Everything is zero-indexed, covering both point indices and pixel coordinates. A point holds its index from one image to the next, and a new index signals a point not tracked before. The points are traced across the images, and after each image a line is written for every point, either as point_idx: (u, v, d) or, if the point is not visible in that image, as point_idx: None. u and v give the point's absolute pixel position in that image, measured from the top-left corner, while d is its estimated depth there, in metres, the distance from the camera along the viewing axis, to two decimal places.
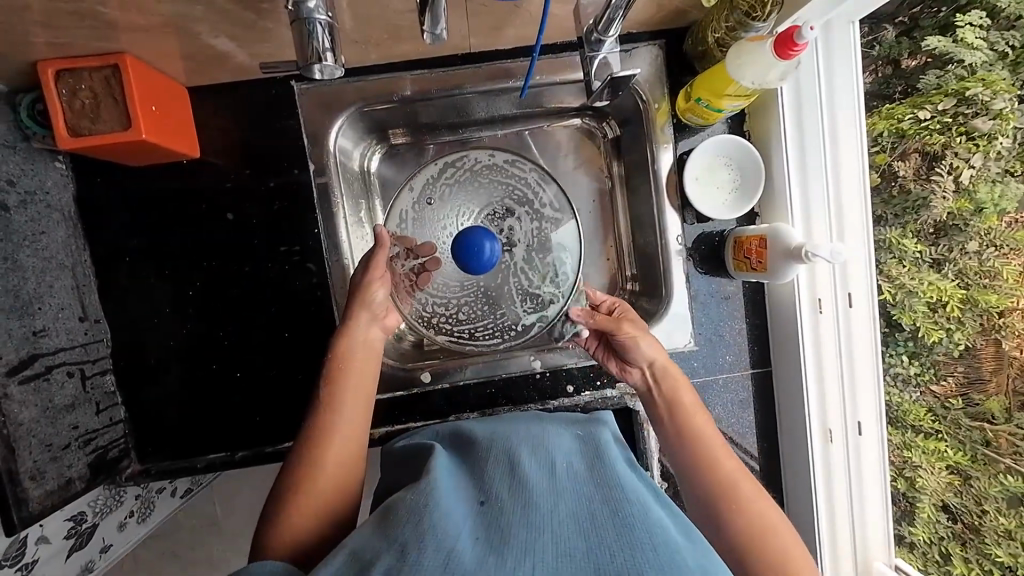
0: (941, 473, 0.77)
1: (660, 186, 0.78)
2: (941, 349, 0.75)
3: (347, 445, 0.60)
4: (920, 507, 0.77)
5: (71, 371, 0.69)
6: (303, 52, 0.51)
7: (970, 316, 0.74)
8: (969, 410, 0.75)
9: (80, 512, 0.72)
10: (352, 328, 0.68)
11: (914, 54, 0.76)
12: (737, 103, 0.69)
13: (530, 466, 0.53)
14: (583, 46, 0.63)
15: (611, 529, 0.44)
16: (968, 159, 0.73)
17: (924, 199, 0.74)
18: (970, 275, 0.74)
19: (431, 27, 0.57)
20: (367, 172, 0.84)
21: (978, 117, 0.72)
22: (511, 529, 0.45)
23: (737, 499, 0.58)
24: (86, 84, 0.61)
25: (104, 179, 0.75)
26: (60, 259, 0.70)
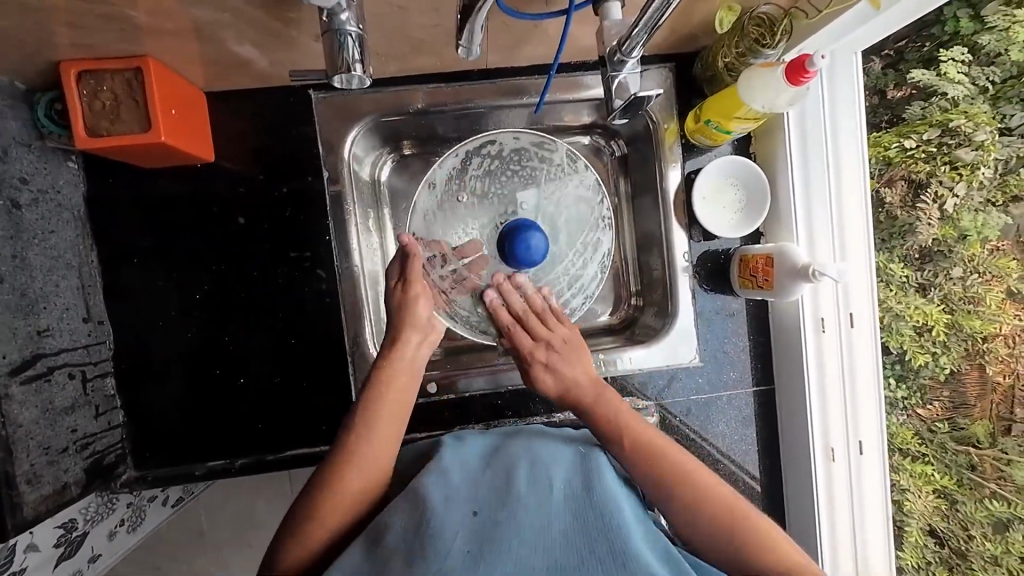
0: (928, 497, 0.80)
1: (667, 204, 0.80)
2: (926, 372, 0.79)
3: (375, 467, 0.59)
4: (909, 532, 0.81)
5: (72, 372, 0.68)
6: (332, 63, 0.51)
7: (955, 340, 0.78)
8: (955, 434, 0.79)
9: (71, 518, 0.69)
10: (402, 346, 0.68)
11: (899, 85, 0.82)
12: (746, 125, 0.71)
13: (526, 476, 0.57)
14: (605, 66, 0.60)
15: (603, 549, 0.50)
16: (952, 187, 0.77)
17: (910, 225, 0.78)
18: (954, 300, 0.78)
19: (467, 44, 0.58)
20: (378, 181, 0.84)
21: (961, 148, 0.76)
22: (503, 547, 0.49)
23: (686, 480, 0.59)
24: (107, 85, 0.62)
25: (114, 179, 0.74)
26: (66, 259, 0.69)
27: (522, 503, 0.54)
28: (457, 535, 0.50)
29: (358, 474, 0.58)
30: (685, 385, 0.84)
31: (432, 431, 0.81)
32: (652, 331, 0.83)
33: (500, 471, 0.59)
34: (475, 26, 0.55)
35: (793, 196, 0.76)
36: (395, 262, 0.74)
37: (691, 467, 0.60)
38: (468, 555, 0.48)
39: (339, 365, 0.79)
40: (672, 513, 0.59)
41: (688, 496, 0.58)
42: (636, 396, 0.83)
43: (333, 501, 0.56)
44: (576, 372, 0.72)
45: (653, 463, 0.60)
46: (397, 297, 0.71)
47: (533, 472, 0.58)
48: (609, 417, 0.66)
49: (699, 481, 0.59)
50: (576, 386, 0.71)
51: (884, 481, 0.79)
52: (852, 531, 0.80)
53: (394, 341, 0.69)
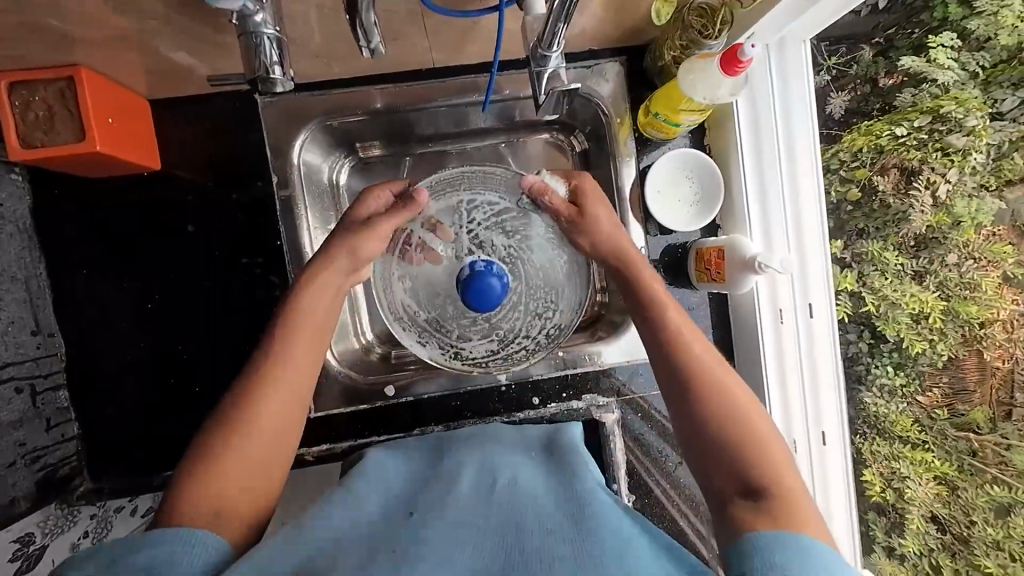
0: (927, 484, 0.74)
1: (621, 199, 0.78)
2: (925, 360, 0.73)
3: (296, 396, 0.56)
4: (909, 519, 0.75)
5: (20, 386, 0.67)
6: (250, 66, 0.50)
7: (952, 326, 0.71)
8: (954, 420, 0.72)
9: (28, 533, 0.64)
10: (327, 274, 0.63)
11: (891, 72, 0.73)
12: (693, 117, 0.71)
13: (471, 478, 0.57)
14: (529, 62, 0.59)
15: (529, 539, 0.46)
16: (944, 174, 0.71)
17: (903, 212, 0.73)
18: (950, 286, 0.71)
19: (367, 42, 0.55)
20: (337, 185, 0.84)
21: (953, 133, 0.70)
22: (434, 532, 0.47)
23: (715, 381, 0.55)
24: (40, 96, 0.60)
25: (61, 190, 0.73)
26: (12, 272, 0.68)
27: (459, 496, 0.53)
28: (383, 529, 0.49)
29: (260, 423, 0.53)
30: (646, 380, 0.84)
31: (392, 434, 0.81)
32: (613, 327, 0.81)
33: (446, 477, 0.58)
34: (367, 22, 0.53)
35: (746, 189, 0.76)
36: (371, 194, 0.67)
37: (730, 383, 0.56)
38: (389, 546, 0.45)
39: None
40: (695, 410, 0.55)
41: (721, 400, 0.54)
42: (597, 393, 0.83)
43: (237, 452, 0.51)
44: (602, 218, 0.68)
45: (683, 361, 0.57)
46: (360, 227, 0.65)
47: (478, 472, 0.58)
48: (638, 286, 0.65)
49: (731, 398, 0.54)
50: (609, 252, 0.68)
51: (846, 475, 0.79)
52: (814, 523, 0.79)
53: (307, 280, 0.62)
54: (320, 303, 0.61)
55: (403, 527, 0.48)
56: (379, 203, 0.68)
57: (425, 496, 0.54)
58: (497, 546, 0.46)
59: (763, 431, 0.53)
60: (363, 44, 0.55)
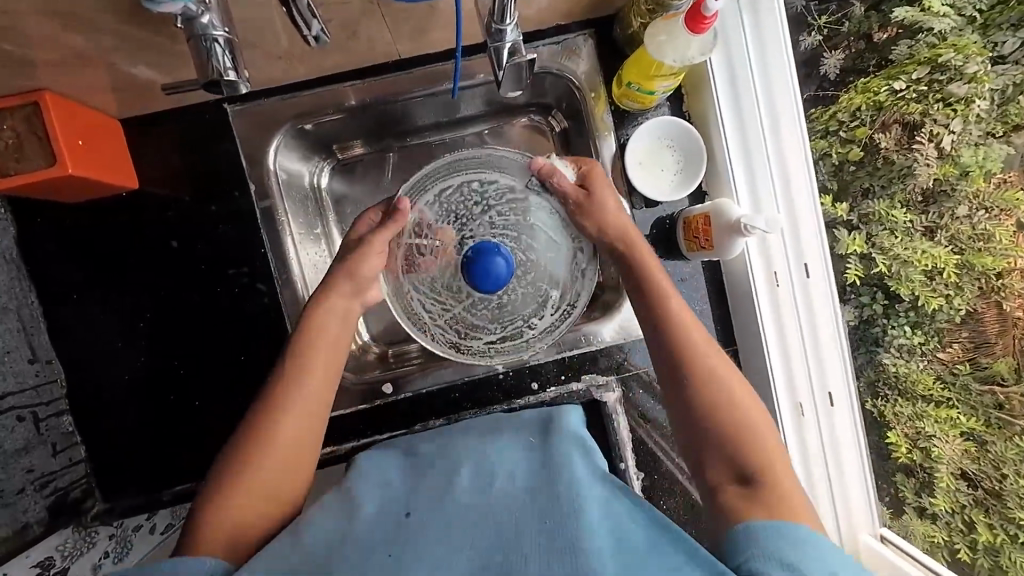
0: (955, 441, 0.70)
1: (604, 174, 0.78)
2: (942, 315, 0.69)
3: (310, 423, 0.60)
4: (938, 477, 0.72)
5: (22, 415, 0.68)
6: (202, 71, 0.49)
7: (968, 280, 0.68)
8: (978, 374, 0.68)
9: (48, 556, 0.65)
10: (331, 299, 0.67)
11: (884, 26, 0.72)
12: (668, 82, 0.68)
13: (469, 475, 0.56)
14: (486, 39, 0.57)
15: (528, 541, 0.46)
16: (947, 124, 0.68)
17: (908, 168, 0.70)
18: (962, 239, 0.68)
19: (309, 32, 0.54)
20: (318, 189, 0.83)
21: (953, 82, 0.67)
22: (432, 536, 0.47)
23: (750, 438, 0.57)
24: (9, 124, 0.61)
25: (43, 218, 0.73)
26: (4, 302, 0.69)
27: (457, 493, 0.53)
28: (381, 531, 0.48)
29: (275, 455, 0.57)
30: (646, 355, 0.82)
31: (394, 431, 0.81)
32: (607, 307, 0.81)
33: (444, 473, 0.57)
34: (302, 7, 0.52)
35: (728, 155, 0.74)
36: (371, 211, 0.72)
37: (720, 368, 0.61)
38: (388, 548, 0.46)
39: None
40: (719, 461, 0.57)
41: (744, 441, 0.57)
42: (596, 373, 0.82)
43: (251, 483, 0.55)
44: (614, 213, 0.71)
45: (686, 341, 0.63)
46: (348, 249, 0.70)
47: (476, 467, 0.57)
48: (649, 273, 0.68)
49: (721, 381, 0.60)
50: (616, 237, 0.71)
51: (857, 434, 0.78)
52: (828, 481, 0.78)
53: (318, 302, 0.67)
54: (332, 326, 0.66)
55: (402, 531, 0.48)
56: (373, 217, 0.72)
57: (426, 497, 0.53)
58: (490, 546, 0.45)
59: (756, 423, 0.58)
60: (305, 33, 0.54)
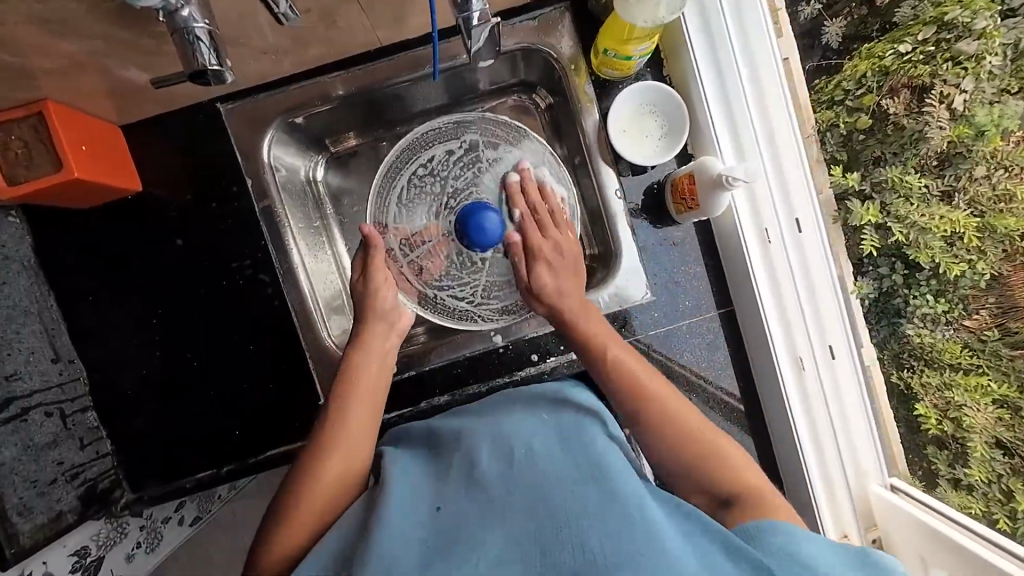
0: (988, 409, 0.72)
1: (590, 145, 0.78)
2: (966, 282, 0.73)
3: (359, 449, 0.61)
4: (972, 447, 0.72)
5: (50, 410, 0.72)
6: (190, 64, 0.52)
7: (991, 244, 0.72)
8: (1009, 339, 0.71)
9: (83, 546, 0.76)
10: (369, 335, 0.72)
11: None
12: (643, 46, 0.69)
13: (490, 457, 0.56)
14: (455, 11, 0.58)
15: (564, 533, 0.47)
16: (958, 84, 0.72)
17: (919, 132, 0.73)
18: (982, 202, 0.72)
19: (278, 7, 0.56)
20: (313, 182, 0.86)
21: (962, 40, 0.72)
22: (471, 537, 0.49)
23: (714, 463, 0.58)
24: (15, 134, 0.64)
25: (56, 225, 0.77)
26: (25, 306, 0.73)
27: (488, 483, 0.53)
28: (422, 530, 0.50)
29: (330, 478, 0.58)
30: (643, 322, 0.82)
31: (401, 411, 0.83)
32: (602, 276, 0.82)
33: (465, 453, 0.58)
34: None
35: (710, 109, 0.74)
36: (358, 254, 0.77)
37: (666, 402, 0.62)
38: (424, 543, 0.48)
39: (302, 362, 0.81)
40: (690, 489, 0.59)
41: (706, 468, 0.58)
42: None
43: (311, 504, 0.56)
44: (568, 285, 0.73)
45: (631, 389, 0.63)
46: (359, 291, 0.75)
47: (494, 448, 0.57)
48: (575, 335, 0.70)
49: (676, 424, 0.60)
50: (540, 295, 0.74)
51: (861, 384, 0.78)
52: (834, 435, 0.78)
53: (364, 341, 0.71)
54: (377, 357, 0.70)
55: (440, 528, 0.50)
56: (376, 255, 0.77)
57: (453, 486, 0.54)
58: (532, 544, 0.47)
59: (713, 440, 0.59)
60: (275, 11, 0.56)
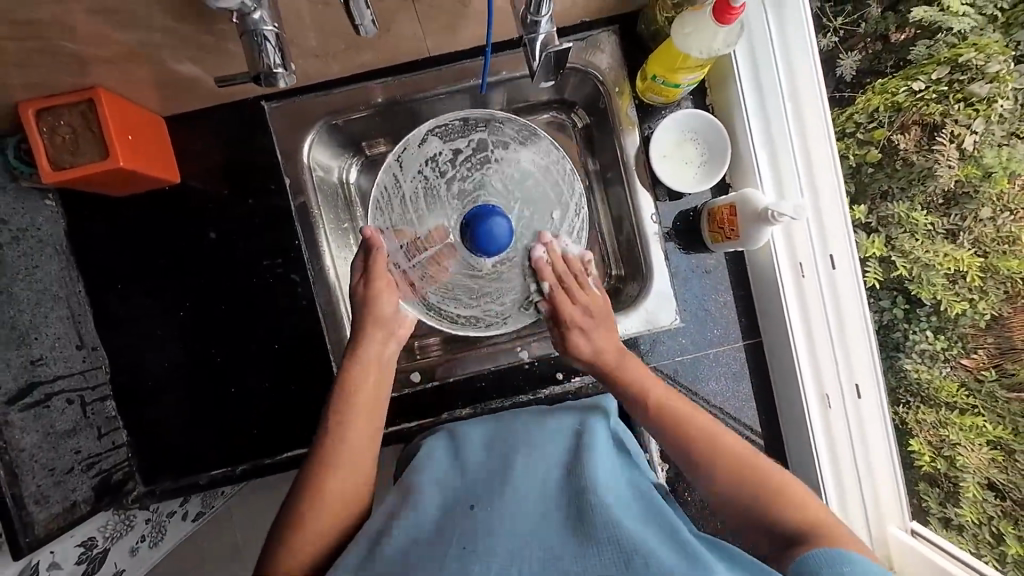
0: (982, 449, 0.72)
1: (630, 168, 0.79)
2: (966, 321, 0.73)
3: (362, 456, 0.62)
4: (965, 487, 0.73)
5: (71, 398, 0.71)
6: (254, 64, 0.53)
7: (992, 285, 0.71)
8: (1006, 381, 0.71)
9: (90, 537, 0.73)
10: (364, 344, 0.68)
11: (902, 27, 0.76)
12: (693, 76, 0.70)
13: (523, 470, 0.58)
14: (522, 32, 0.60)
15: (598, 531, 0.49)
16: (969, 125, 0.71)
17: (929, 170, 0.73)
18: (988, 243, 0.72)
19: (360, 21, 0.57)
20: (346, 184, 0.86)
21: (975, 82, 0.71)
22: (498, 542, 0.49)
23: (774, 496, 0.57)
24: (65, 121, 0.64)
25: (92, 211, 0.77)
26: (54, 291, 0.72)
27: (518, 492, 0.56)
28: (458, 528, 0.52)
29: (345, 466, 0.61)
30: (670, 347, 0.82)
31: (421, 420, 0.82)
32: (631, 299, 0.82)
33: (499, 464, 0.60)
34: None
35: (753, 146, 0.75)
36: (357, 256, 0.72)
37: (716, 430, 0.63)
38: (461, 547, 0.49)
39: (324, 364, 0.80)
40: (752, 530, 0.58)
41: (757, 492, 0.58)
42: None
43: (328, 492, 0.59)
44: (601, 339, 0.72)
45: (696, 432, 0.62)
46: (360, 291, 0.70)
47: (529, 462, 0.60)
48: (636, 378, 0.68)
49: (719, 447, 0.61)
50: (604, 353, 0.71)
51: (886, 429, 0.77)
52: (855, 474, 0.78)
53: (356, 346, 0.69)
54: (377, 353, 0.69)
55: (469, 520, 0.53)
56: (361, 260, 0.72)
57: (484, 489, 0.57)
58: (556, 543, 0.49)
59: (765, 473, 0.59)
60: (355, 21, 0.57)
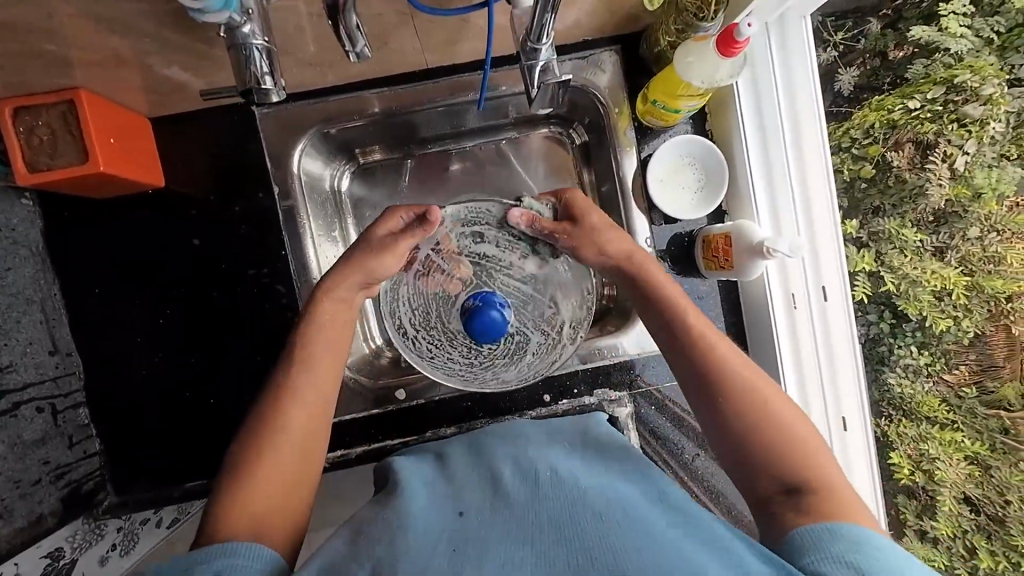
0: (960, 465, 0.77)
1: (625, 191, 0.78)
2: (950, 337, 0.77)
3: (316, 413, 0.59)
4: (942, 501, 0.78)
5: (41, 406, 0.69)
6: (242, 77, 0.54)
7: (977, 303, 0.76)
8: (983, 398, 0.77)
9: (58, 547, 0.66)
10: (335, 284, 0.65)
11: (900, 44, 0.79)
12: (693, 102, 0.69)
13: (514, 474, 0.54)
14: (519, 56, 0.59)
15: (596, 541, 0.44)
16: (961, 145, 0.75)
17: (920, 188, 0.76)
18: (973, 262, 0.77)
19: (352, 47, 0.56)
20: (338, 193, 0.84)
21: (969, 103, 0.74)
22: (501, 553, 0.45)
23: (768, 413, 0.55)
24: (43, 120, 0.62)
25: (71, 212, 0.75)
26: (28, 294, 0.70)
27: (510, 499, 0.51)
28: (444, 535, 0.47)
29: (289, 446, 0.56)
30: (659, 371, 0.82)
31: (404, 437, 0.81)
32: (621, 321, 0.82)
33: (487, 472, 0.56)
34: (350, 24, 0.53)
35: (749, 173, 0.75)
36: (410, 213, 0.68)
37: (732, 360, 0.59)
38: (452, 554, 0.44)
39: None
40: (761, 474, 0.54)
41: (756, 416, 0.55)
42: (609, 387, 0.82)
43: (272, 464, 0.54)
44: (610, 236, 0.70)
45: (717, 369, 0.58)
46: (380, 237, 0.68)
47: (519, 469, 0.55)
48: (665, 305, 0.65)
49: (758, 413, 0.55)
50: (619, 260, 0.70)
51: (871, 463, 0.77)
52: None
53: (326, 287, 0.65)
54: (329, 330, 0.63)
55: (459, 528, 0.48)
56: (399, 219, 0.69)
57: (473, 496, 0.52)
58: (562, 550, 0.44)
59: (801, 429, 0.55)
60: (349, 49, 0.56)
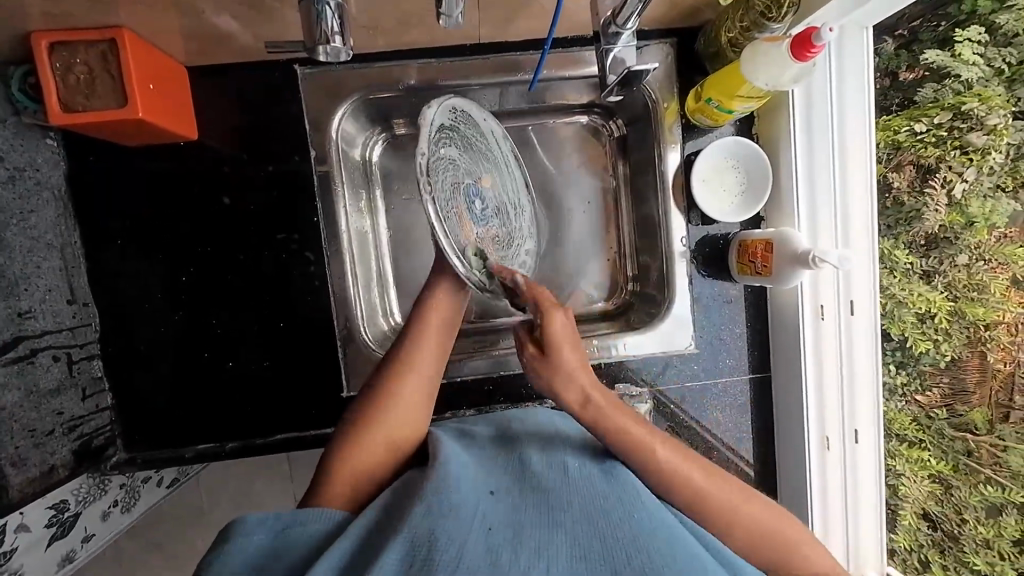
0: (924, 482, 0.83)
1: (665, 186, 0.76)
2: (926, 359, 0.81)
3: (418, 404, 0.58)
4: (903, 515, 0.84)
5: (57, 354, 0.67)
6: (311, 34, 0.52)
7: (958, 327, 0.80)
8: (952, 420, 0.82)
9: (64, 501, 0.68)
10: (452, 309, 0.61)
11: (912, 67, 0.81)
12: (748, 104, 0.68)
13: (541, 462, 0.54)
14: (600, 38, 0.61)
15: (626, 535, 0.44)
16: (962, 172, 0.77)
17: (917, 211, 0.79)
18: (958, 288, 0.80)
19: (448, 11, 0.55)
20: (368, 163, 0.80)
21: (973, 132, 0.76)
22: (533, 535, 0.44)
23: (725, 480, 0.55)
24: (81, 58, 0.59)
25: (96, 157, 0.72)
26: (48, 239, 0.67)
27: (542, 488, 0.50)
28: (479, 511, 0.46)
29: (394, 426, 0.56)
30: (679, 372, 0.83)
31: None
32: (649, 317, 0.81)
33: (513, 458, 0.55)
34: None
35: (795, 178, 0.74)
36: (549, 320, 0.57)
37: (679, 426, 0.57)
38: (488, 531, 0.43)
39: (330, 350, 0.78)
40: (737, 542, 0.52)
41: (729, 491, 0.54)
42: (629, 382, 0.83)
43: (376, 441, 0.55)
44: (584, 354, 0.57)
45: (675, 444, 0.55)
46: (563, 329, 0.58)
47: (548, 459, 0.55)
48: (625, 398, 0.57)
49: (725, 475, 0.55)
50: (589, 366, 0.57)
51: (879, 473, 0.78)
52: (841, 517, 0.80)
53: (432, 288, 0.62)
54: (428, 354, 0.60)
55: (493, 508, 0.47)
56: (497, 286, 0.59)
57: (503, 477, 0.52)
58: (594, 543, 0.44)
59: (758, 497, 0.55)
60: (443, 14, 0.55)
